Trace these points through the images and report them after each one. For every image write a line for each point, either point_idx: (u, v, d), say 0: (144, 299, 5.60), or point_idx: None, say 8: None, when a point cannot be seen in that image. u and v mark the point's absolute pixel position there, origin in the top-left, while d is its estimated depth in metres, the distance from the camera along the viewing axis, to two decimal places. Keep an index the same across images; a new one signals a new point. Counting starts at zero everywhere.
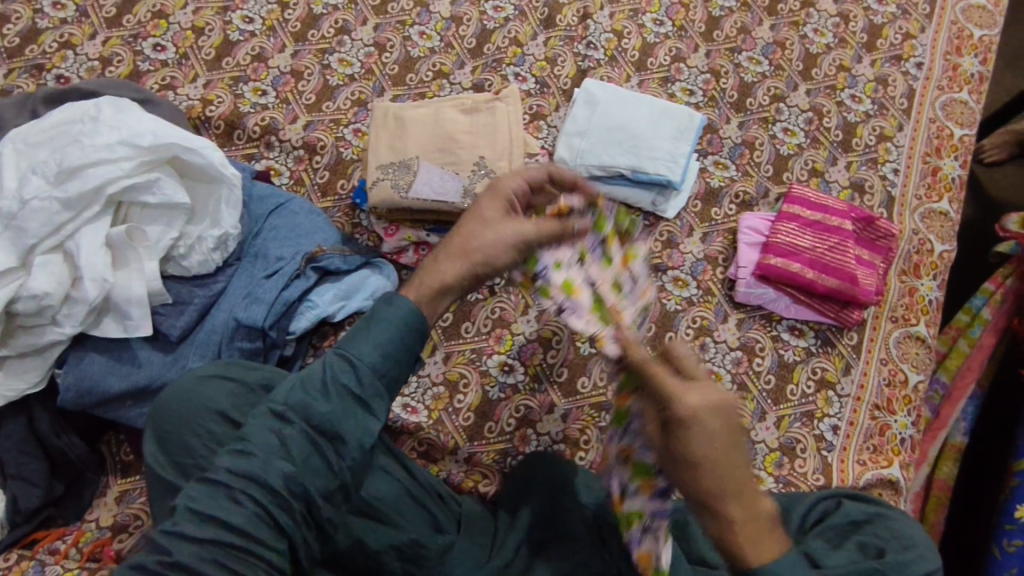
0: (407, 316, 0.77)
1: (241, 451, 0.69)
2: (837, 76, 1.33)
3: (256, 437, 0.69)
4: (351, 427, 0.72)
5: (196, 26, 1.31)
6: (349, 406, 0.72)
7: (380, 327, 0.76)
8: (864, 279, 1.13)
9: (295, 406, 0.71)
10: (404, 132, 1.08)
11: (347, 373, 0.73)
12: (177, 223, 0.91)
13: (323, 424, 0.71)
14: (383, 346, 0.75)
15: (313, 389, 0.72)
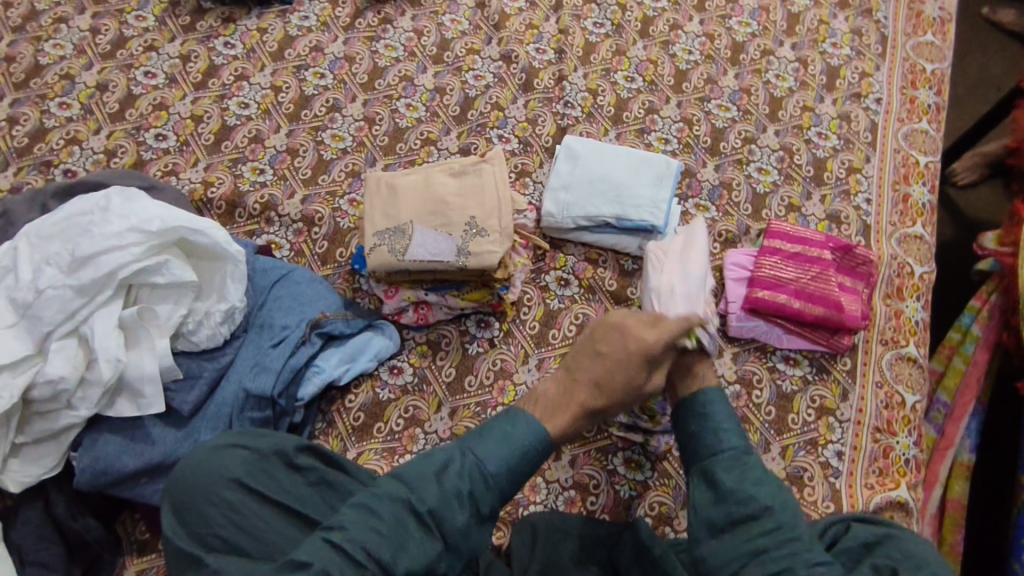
0: (537, 433, 0.90)
1: (375, 530, 0.79)
2: (802, 116, 1.41)
3: (387, 524, 0.80)
4: (474, 542, 0.84)
5: (196, 114, 1.39)
6: (476, 520, 0.84)
7: (518, 433, 0.90)
8: (848, 305, 1.17)
9: (436, 507, 0.82)
10: (397, 199, 1.13)
11: (482, 488, 0.85)
12: (185, 300, 0.94)
13: (452, 538, 0.82)
14: (514, 466, 0.88)
15: (453, 494, 0.83)
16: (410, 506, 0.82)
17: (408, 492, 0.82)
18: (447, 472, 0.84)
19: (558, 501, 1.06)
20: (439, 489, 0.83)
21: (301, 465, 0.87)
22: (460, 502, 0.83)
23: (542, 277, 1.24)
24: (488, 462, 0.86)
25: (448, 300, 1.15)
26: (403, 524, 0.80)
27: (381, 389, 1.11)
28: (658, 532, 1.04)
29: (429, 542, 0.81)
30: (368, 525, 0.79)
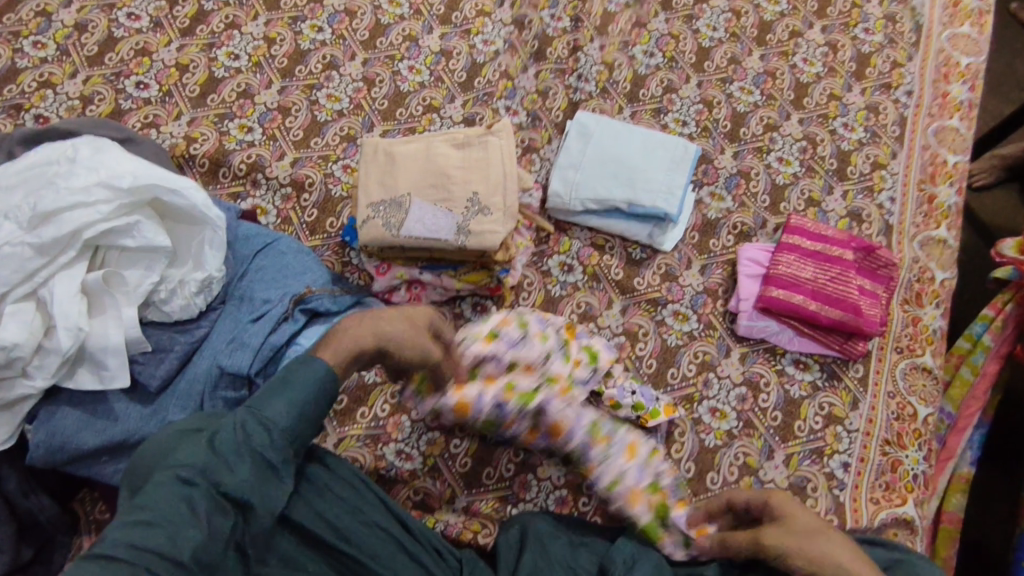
0: (315, 378, 0.79)
1: (143, 526, 0.65)
2: (828, 105, 1.33)
3: (160, 511, 0.66)
4: (263, 497, 0.73)
5: (181, 63, 1.29)
6: (262, 471, 0.73)
7: (298, 378, 0.78)
8: (867, 310, 1.10)
9: (209, 471, 0.70)
10: (394, 168, 1.05)
11: (264, 436, 0.74)
12: (157, 267, 0.86)
13: (237, 495, 0.71)
14: (304, 406, 0.77)
15: (228, 454, 0.72)
16: (176, 477, 0.69)
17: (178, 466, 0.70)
18: (218, 444, 0.72)
19: (549, 501, 1.01)
20: (210, 454, 0.71)
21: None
22: (243, 459, 0.72)
23: (545, 261, 1.17)
24: (273, 415, 0.75)
25: (444, 281, 1.08)
26: (178, 498, 0.68)
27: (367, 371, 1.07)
28: None
29: (218, 508, 0.70)
30: (139, 519, 0.66)
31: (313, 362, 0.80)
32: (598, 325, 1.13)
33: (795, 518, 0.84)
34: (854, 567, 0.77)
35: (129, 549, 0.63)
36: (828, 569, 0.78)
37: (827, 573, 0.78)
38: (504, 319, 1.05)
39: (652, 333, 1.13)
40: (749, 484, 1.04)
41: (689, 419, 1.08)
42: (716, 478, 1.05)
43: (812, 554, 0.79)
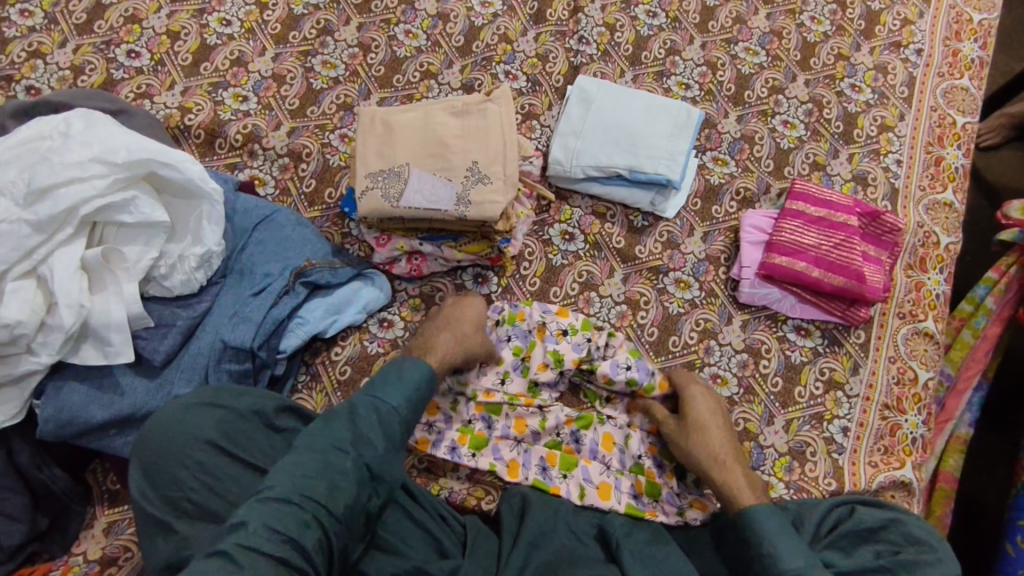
0: (423, 369, 0.88)
1: (307, 479, 0.73)
2: (836, 65, 1.30)
3: (316, 468, 0.74)
4: (393, 473, 0.81)
5: (172, 30, 1.26)
6: (393, 450, 0.81)
7: (407, 371, 0.87)
8: (871, 276, 1.09)
9: (356, 443, 0.78)
10: (392, 138, 1.03)
11: (393, 421, 0.82)
12: (156, 242, 0.86)
13: (377, 467, 0.78)
14: (417, 399, 0.86)
15: (369, 430, 0.79)
16: (333, 443, 0.77)
17: (328, 434, 0.77)
18: (358, 414, 0.81)
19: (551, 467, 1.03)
20: (352, 428, 0.79)
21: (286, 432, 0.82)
22: (382, 437, 0.80)
23: (546, 230, 1.16)
24: (389, 398, 0.84)
25: (444, 252, 1.07)
26: (331, 461, 0.75)
27: (369, 343, 1.03)
28: None
29: (362, 477, 0.77)
30: (300, 473, 0.73)
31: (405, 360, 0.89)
32: (600, 294, 1.13)
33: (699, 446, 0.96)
34: (716, 458, 0.95)
35: (300, 496, 0.71)
36: (695, 457, 0.96)
37: (692, 457, 0.96)
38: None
39: (653, 301, 1.13)
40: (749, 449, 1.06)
41: None
42: None
43: (687, 442, 0.97)
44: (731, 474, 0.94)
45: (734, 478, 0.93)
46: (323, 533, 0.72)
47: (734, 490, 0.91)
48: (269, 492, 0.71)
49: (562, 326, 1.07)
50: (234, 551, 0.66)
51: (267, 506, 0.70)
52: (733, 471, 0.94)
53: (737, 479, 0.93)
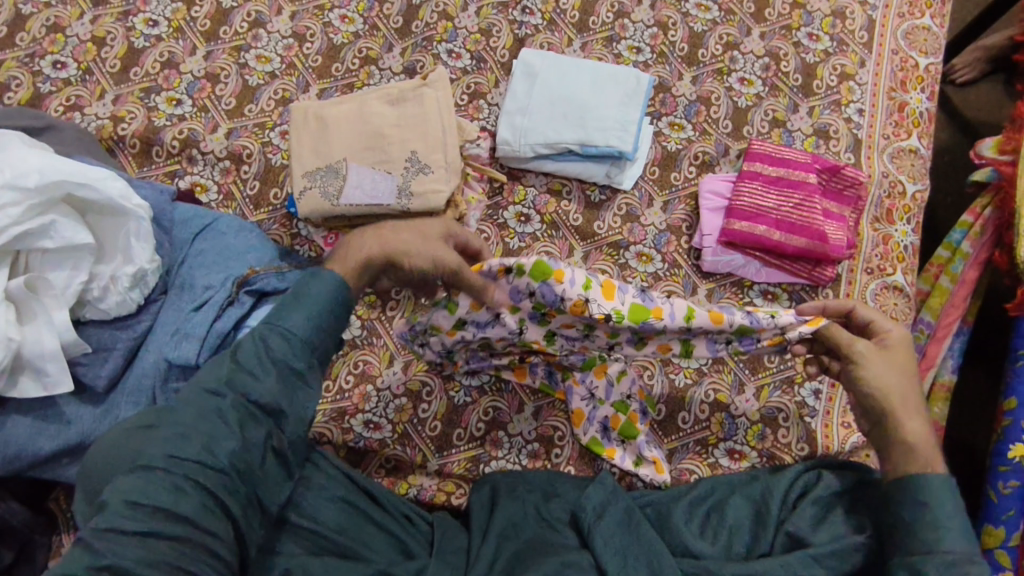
0: (336, 287, 0.78)
1: (178, 438, 0.68)
2: (791, 15, 1.24)
3: (190, 424, 0.69)
4: (293, 403, 0.73)
5: (96, 36, 1.20)
6: (284, 378, 0.73)
7: (307, 291, 0.78)
8: (833, 234, 1.07)
9: (231, 381, 0.72)
10: (327, 133, 0.99)
11: (282, 345, 0.74)
12: (84, 265, 0.82)
13: (259, 400, 0.71)
14: (321, 317, 0.77)
15: (249, 361, 0.73)
16: (205, 387, 0.72)
17: (202, 381, 0.72)
18: (241, 350, 0.74)
19: (521, 456, 1.01)
20: (231, 365, 0.73)
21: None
22: (264, 366, 0.72)
23: (500, 214, 1.12)
24: (282, 319, 0.75)
25: None
26: (205, 411, 0.70)
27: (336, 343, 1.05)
28: (626, 483, 1.02)
29: (247, 417, 0.71)
30: (173, 434, 0.68)
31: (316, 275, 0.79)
32: None
33: (902, 425, 0.82)
34: (907, 400, 0.83)
35: (168, 459, 0.66)
36: (881, 395, 0.84)
37: (877, 396, 0.84)
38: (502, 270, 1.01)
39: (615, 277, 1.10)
40: (720, 420, 1.03)
41: (657, 361, 1.06)
42: (686, 417, 1.04)
43: (871, 384, 0.84)
44: (913, 422, 0.83)
45: (917, 427, 0.82)
46: (206, 491, 0.66)
47: (914, 442, 0.81)
48: (138, 466, 0.67)
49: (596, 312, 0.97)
50: (93, 535, 0.62)
51: (131, 478, 0.66)
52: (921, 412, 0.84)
53: (919, 426, 0.82)
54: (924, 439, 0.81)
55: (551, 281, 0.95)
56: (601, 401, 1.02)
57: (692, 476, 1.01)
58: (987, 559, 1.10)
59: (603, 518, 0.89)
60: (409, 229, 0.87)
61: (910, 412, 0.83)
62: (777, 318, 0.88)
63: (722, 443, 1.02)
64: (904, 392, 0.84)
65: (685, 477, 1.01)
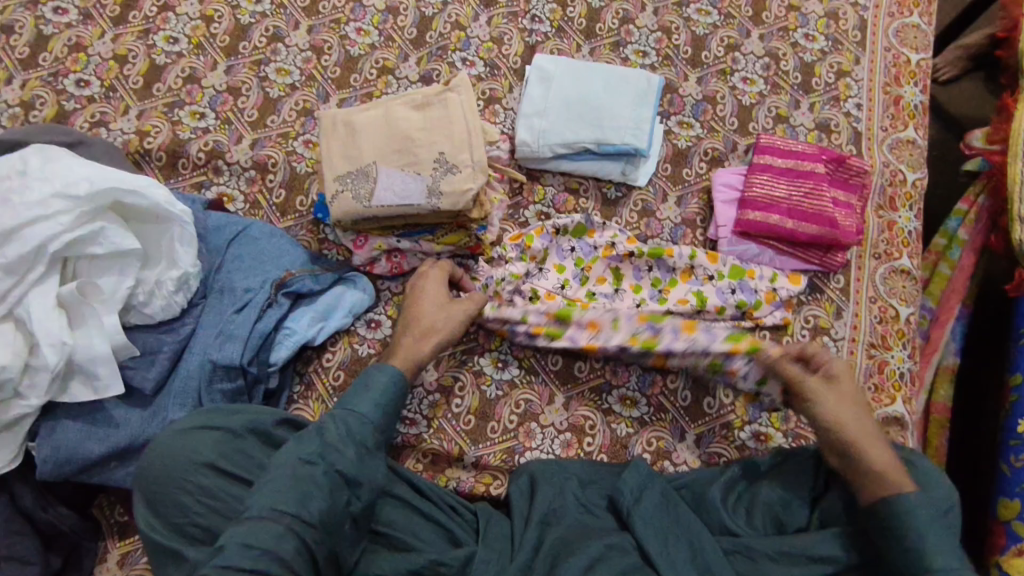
0: (393, 373, 0.90)
1: (280, 494, 0.77)
2: (788, 17, 1.30)
3: (288, 483, 0.78)
4: (369, 474, 0.83)
5: (119, 54, 1.23)
6: (365, 452, 0.83)
7: (376, 379, 0.89)
8: (843, 221, 1.11)
9: (323, 454, 0.81)
10: (356, 138, 1.03)
11: (362, 427, 0.84)
12: (131, 271, 0.85)
13: (349, 473, 0.81)
14: (387, 403, 0.88)
15: (336, 441, 0.82)
16: (300, 457, 0.80)
17: (297, 450, 0.81)
18: (327, 426, 0.83)
19: (554, 445, 1.04)
20: (321, 440, 0.82)
21: (277, 440, 0.85)
22: (348, 442, 0.82)
23: (521, 213, 1.16)
24: (358, 405, 0.86)
25: (422, 246, 1.07)
26: (300, 474, 0.79)
27: (360, 345, 1.02)
28: (657, 468, 1.04)
29: (334, 486, 0.80)
30: (271, 490, 0.77)
31: (381, 368, 0.91)
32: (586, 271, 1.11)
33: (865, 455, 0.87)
34: (865, 432, 0.90)
35: (273, 510, 0.76)
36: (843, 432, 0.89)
37: (843, 433, 0.90)
38: (531, 253, 1.11)
39: (634, 270, 1.12)
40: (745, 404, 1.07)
41: None
42: (712, 402, 1.07)
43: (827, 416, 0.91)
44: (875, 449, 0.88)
45: (878, 455, 0.87)
46: (303, 541, 0.76)
47: (881, 468, 0.86)
48: (245, 513, 0.75)
49: (630, 249, 1.10)
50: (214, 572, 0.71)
51: (242, 528, 0.74)
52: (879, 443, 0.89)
53: (861, 430, 0.90)
54: (891, 466, 0.86)
55: (577, 237, 1.12)
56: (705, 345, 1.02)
57: (720, 458, 1.04)
58: (1003, 530, 1.13)
59: (641, 501, 0.92)
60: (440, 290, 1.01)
61: (876, 447, 0.88)
62: (762, 308, 1.10)
63: (748, 426, 1.06)
64: (860, 432, 0.89)
65: (713, 459, 1.04)
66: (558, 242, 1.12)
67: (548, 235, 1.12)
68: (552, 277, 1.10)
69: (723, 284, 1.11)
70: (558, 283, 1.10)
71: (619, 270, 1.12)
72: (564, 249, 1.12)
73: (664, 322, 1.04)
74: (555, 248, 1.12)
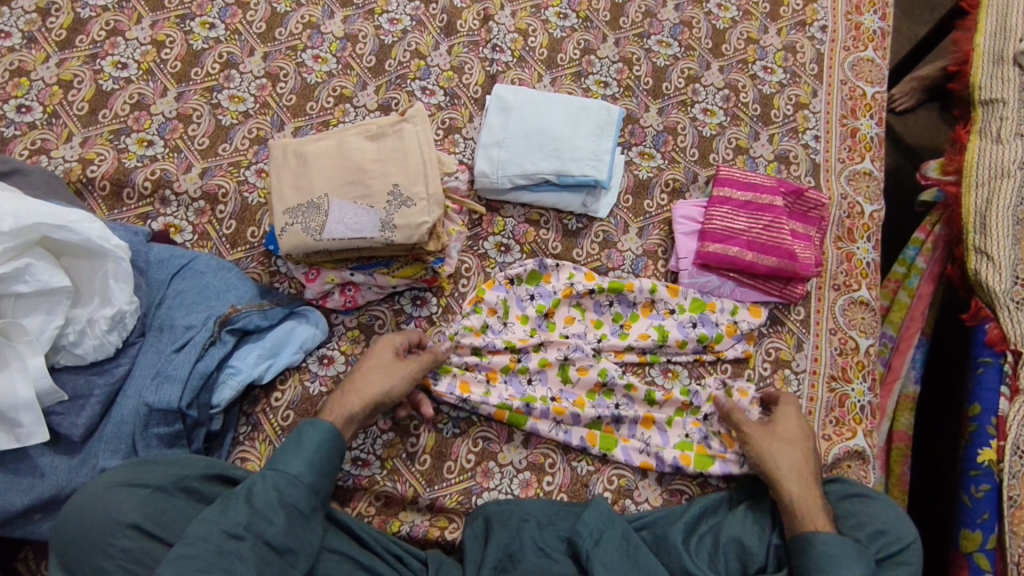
0: (324, 431, 0.87)
1: (200, 573, 0.73)
2: (746, 49, 1.32)
3: (210, 558, 0.74)
4: (302, 540, 0.81)
5: (63, 79, 1.19)
6: (295, 518, 0.81)
7: (307, 437, 0.86)
8: (801, 253, 1.11)
9: (251, 525, 0.77)
10: (307, 169, 1.00)
11: (293, 491, 0.81)
12: (60, 309, 0.82)
13: (278, 543, 0.78)
14: (319, 460, 0.85)
15: (265, 509, 0.79)
16: (226, 529, 0.76)
17: (221, 520, 0.77)
18: (256, 493, 0.80)
19: (512, 485, 1.00)
20: (249, 509, 0.78)
21: (203, 493, 0.82)
22: (277, 511, 0.79)
23: (480, 244, 1.14)
24: (288, 466, 0.83)
25: (377, 279, 1.04)
26: (225, 549, 0.75)
27: (310, 383, 0.99)
28: (618, 506, 1.01)
29: (263, 558, 0.77)
30: (194, 567, 0.73)
31: (312, 424, 0.88)
32: (549, 315, 1.09)
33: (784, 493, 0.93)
34: (791, 471, 0.94)
35: None
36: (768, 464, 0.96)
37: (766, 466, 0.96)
38: (490, 307, 1.08)
39: (592, 308, 1.10)
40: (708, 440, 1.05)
41: (642, 383, 1.07)
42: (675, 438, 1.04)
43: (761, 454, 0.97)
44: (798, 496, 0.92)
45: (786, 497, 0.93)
46: None
47: (791, 509, 0.92)
48: None
49: (590, 286, 1.09)
50: None
51: None
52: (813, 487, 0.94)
53: (788, 463, 0.95)
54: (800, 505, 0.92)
55: (532, 284, 1.11)
56: (659, 446, 1.02)
57: (682, 496, 1.02)
58: (966, 563, 1.13)
59: (602, 544, 0.89)
60: (392, 347, 0.98)
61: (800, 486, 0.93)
62: (722, 342, 1.09)
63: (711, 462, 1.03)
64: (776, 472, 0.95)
65: (675, 497, 1.01)
66: (517, 292, 1.09)
67: (502, 284, 1.09)
68: (515, 331, 1.07)
69: (684, 318, 1.10)
70: (524, 335, 1.07)
71: (582, 308, 1.10)
72: (523, 292, 1.10)
73: (625, 412, 1.04)
74: (513, 299, 1.09)
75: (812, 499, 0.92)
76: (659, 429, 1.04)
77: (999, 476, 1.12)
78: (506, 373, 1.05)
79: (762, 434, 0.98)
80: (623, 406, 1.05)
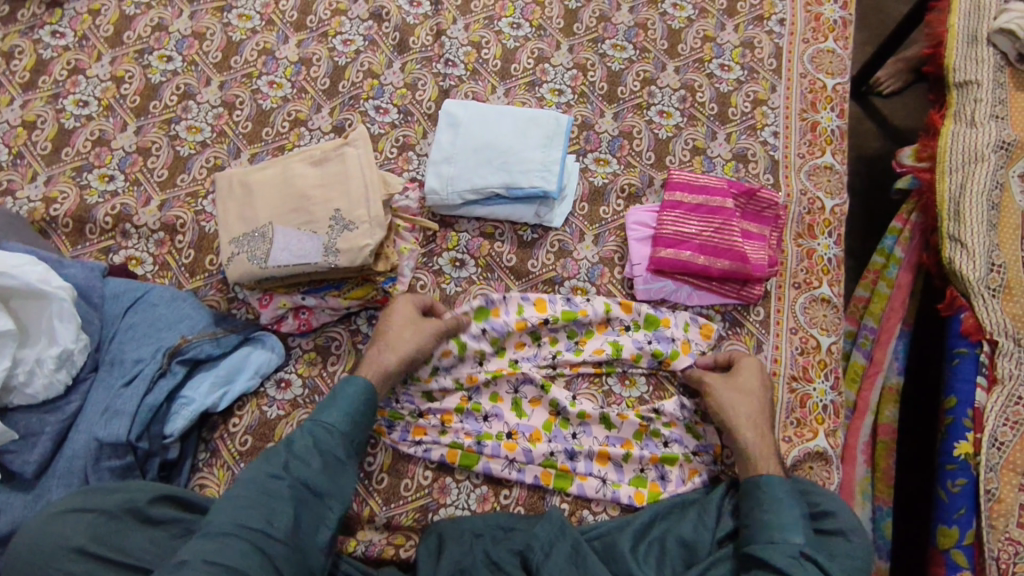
0: (361, 385, 0.96)
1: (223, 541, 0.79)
2: (703, 48, 1.31)
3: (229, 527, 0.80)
4: (335, 487, 0.89)
5: (26, 120, 1.22)
6: (330, 465, 0.90)
7: (347, 390, 0.95)
8: (755, 254, 1.10)
9: (289, 468, 0.87)
10: (252, 198, 1.02)
11: (329, 439, 0.91)
12: (7, 351, 0.85)
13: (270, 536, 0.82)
14: (356, 413, 0.94)
15: (301, 453, 0.89)
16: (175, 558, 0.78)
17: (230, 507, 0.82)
18: (294, 441, 0.90)
19: (469, 500, 1.01)
20: (286, 455, 0.89)
21: (155, 517, 0.84)
22: (312, 456, 0.89)
23: (435, 260, 1.15)
24: (326, 417, 0.93)
25: (329, 302, 1.05)
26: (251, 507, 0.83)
27: (267, 407, 1.01)
28: (575, 517, 1.01)
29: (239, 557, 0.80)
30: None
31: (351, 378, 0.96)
32: (500, 344, 1.08)
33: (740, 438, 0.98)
34: (750, 420, 0.99)
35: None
36: (727, 413, 0.99)
37: (725, 416, 0.99)
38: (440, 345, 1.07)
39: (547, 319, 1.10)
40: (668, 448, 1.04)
41: (599, 393, 1.07)
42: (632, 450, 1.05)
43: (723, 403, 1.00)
44: (769, 463, 0.97)
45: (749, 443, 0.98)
46: None
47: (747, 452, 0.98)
48: None
49: (543, 316, 1.08)
50: None
51: None
52: (767, 434, 0.99)
53: (749, 411, 0.99)
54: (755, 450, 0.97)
55: (481, 320, 1.09)
56: (615, 484, 1.02)
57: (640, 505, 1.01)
58: (943, 560, 1.09)
59: (551, 556, 0.89)
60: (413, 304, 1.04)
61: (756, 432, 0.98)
62: (676, 359, 1.07)
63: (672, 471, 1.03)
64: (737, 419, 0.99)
65: (633, 506, 1.01)
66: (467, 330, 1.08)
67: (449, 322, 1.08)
68: (463, 372, 1.07)
69: (640, 334, 1.09)
70: (473, 370, 1.07)
71: (536, 333, 1.10)
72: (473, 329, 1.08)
73: (580, 449, 1.03)
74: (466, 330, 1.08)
75: (766, 443, 0.98)
76: (615, 464, 1.03)
77: (976, 470, 1.09)
78: (460, 413, 1.05)
79: (731, 387, 1.01)
80: (576, 443, 1.04)
